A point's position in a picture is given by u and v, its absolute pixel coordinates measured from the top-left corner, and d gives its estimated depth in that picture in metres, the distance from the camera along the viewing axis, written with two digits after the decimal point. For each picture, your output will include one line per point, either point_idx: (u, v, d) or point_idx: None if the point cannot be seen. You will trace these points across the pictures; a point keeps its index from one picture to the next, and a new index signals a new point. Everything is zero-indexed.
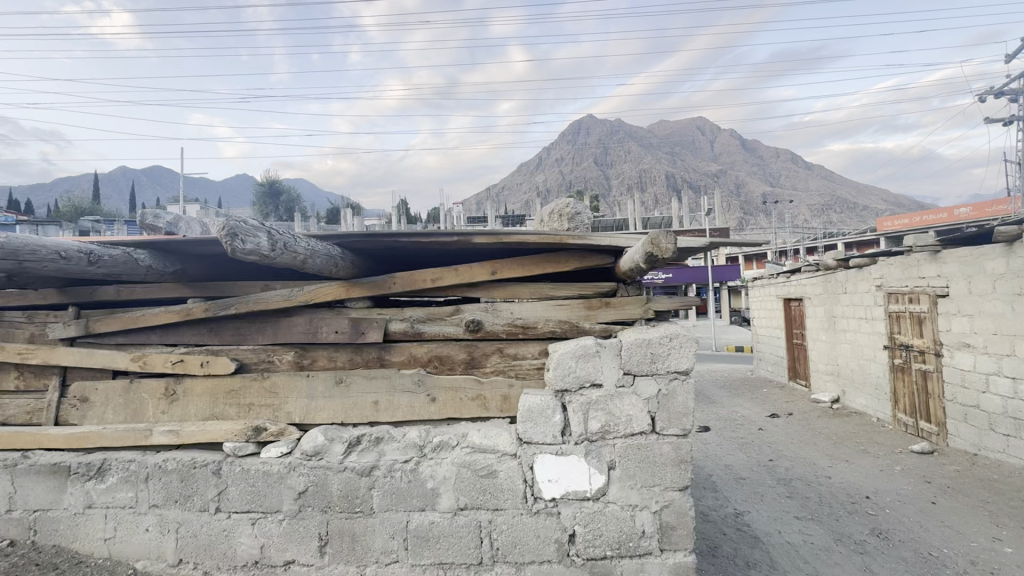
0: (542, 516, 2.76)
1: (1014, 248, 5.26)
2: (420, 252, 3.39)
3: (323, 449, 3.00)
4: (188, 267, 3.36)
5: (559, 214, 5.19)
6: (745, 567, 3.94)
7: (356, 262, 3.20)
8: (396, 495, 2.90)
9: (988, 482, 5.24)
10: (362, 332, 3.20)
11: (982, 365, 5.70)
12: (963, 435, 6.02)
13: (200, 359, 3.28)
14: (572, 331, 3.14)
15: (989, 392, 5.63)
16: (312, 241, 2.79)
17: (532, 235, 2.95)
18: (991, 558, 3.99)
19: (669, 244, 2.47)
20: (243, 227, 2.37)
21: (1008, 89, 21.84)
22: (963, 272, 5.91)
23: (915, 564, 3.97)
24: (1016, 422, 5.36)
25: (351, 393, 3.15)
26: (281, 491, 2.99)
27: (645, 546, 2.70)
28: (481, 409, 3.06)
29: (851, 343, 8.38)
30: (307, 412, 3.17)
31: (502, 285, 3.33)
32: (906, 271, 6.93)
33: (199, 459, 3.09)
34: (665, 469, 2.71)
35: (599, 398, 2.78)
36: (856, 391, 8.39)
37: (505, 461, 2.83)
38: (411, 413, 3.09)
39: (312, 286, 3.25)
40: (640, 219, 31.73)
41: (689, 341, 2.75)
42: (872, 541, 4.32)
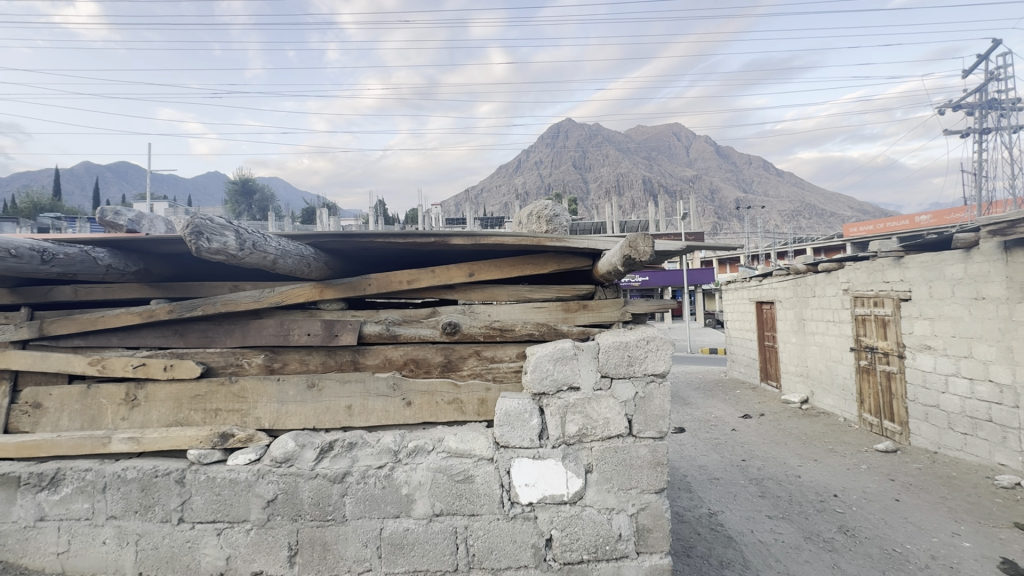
0: (518, 520, 2.73)
1: (971, 255, 5.50)
2: (396, 254, 3.33)
3: (293, 456, 2.90)
4: (152, 266, 3.22)
5: (536, 216, 5.17)
6: (719, 566, 3.99)
7: (330, 263, 3.12)
8: (370, 502, 2.83)
9: (947, 479, 5.45)
10: (335, 335, 3.12)
11: (942, 366, 5.94)
12: (925, 435, 6.25)
13: (163, 363, 3.14)
14: (550, 334, 3.12)
15: (948, 393, 5.85)
16: (283, 240, 2.70)
17: (510, 237, 2.93)
18: (951, 553, 4.13)
19: (647, 246, 2.47)
20: (209, 225, 2.28)
21: (966, 103, 22.97)
22: (924, 277, 6.15)
23: (881, 560, 4.08)
24: (973, 421, 5.60)
25: (323, 397, 3.07)
26: (249, 500, 2.89)
27: (622, 549, 2.70)
28: (458, 412, 3.02)
29: (820, 344, 8.63)
30: (278, 417, 3.07)
31: (479, 287, 3.29)
32: (871, 275, 7.18)
33: (161, 468, 2.95)
34: (641, 471, 2.72)
35: (577, 401, 2.77)
36: (824, 391, 8.63)
37: (482, 466, 2.79)
38: (386, 417, 3.03)
39: (283, 287, 3.15)
40: (617, 223, 32.12)
41: (666, 344, 2.77)
42: (839, 539, 4.44)
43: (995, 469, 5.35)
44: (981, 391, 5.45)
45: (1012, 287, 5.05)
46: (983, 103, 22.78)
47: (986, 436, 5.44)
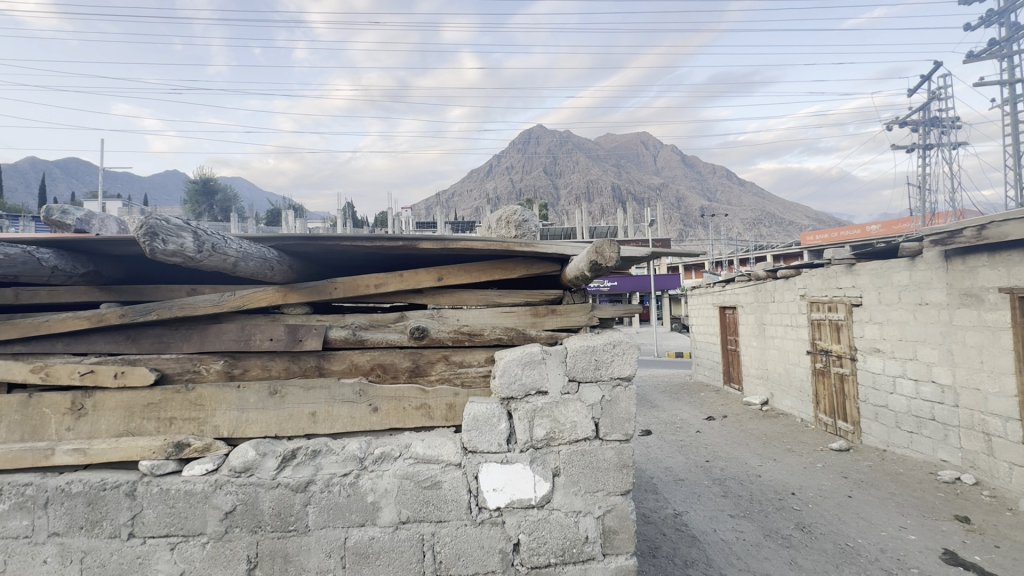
0: (486, 526, 2.73)
1: (915, 263, 5.85)
2: (364, 257, 3.29)
3: (254, 465, 2.81)
4: (102, 268, 3.07)
5: (506, 220, 5.20)
6: (684, 566, 4.08)
7: (295, 266, 3.05)
8: (334, 511, 2.77)
9: (895, 475, 5.75)
10: (299, 340, 3.04)
11: (890, 368, 6.27)
12: (875, 433, 6.58)
13: (113, 369, 2.99)
14: (519, 338, 3.13)
15: (896, 393, 6.18)
16: (246, 242, 2.62)
17: (479, 242, 2.93)
18: (898, 546, 4.34)
19: (613, 252, 2.52)
20: (165, 225, 2.20)
21: (912, 120, 24.46)
22: (874, 284, 6.49)
23: (834, 554, 4.26)
24: (918, 420, 5.92)
25: (286, 404, 2.99)
26: (205, 512, 2.77)
27: (589, 552, 2.72)
28: (426, 418, 3.00)
29: (779, 348, 8.97)
30: (237, 426, 2.97)
31: (448, 291, 3.30)
32: (826, 282, 7.52)
33: (110, 480, 2.81)
34: (607, 473, 2.76)
35: (545, 405, 2.79)
36: (782, 393, 8.97)
37: (450, 471, 2.77)
38: (351, 424, 2.97)
39: (245, 291, 3.06)
40: (586, 228, 32.56)
41: (632, 348, 2.82)
42: (796, 535, 4.61)
43: (938, 465, 5.67)
44: (925, 391, 5.77)
45: (952, 293, 5.39)
46: (926, 120, 24.27)
47: (930, 434, 5.75)
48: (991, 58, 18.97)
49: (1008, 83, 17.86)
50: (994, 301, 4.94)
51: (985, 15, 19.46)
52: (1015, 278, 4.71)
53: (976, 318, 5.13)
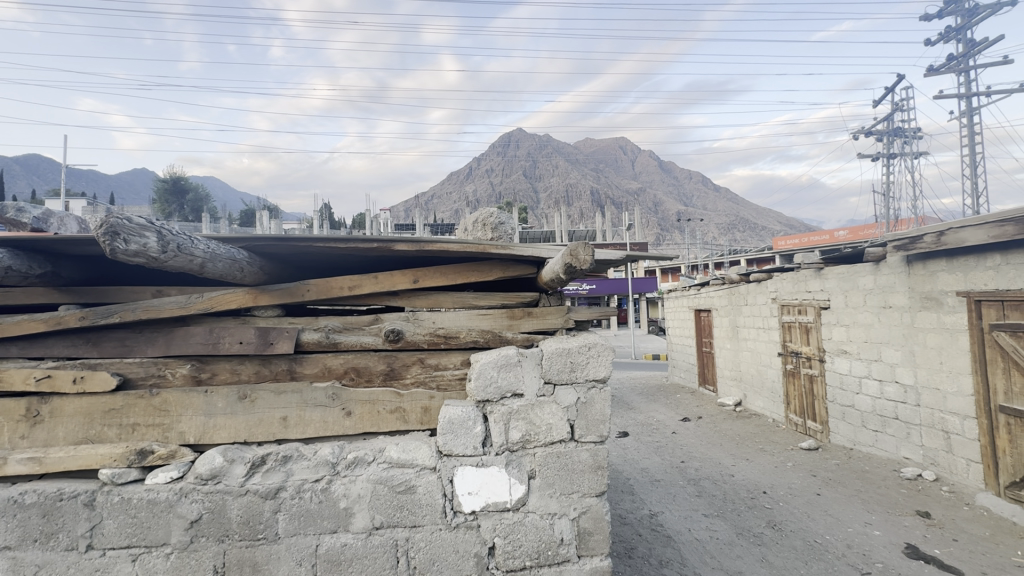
0: (461, 530, 2.71)
1: (879, 267, 6.07)
2: (338, 259, 3.24)
3: (221, 472, 2.73)
4: (61, 269, 2.95)
5: (483, 223, 5.20)
6: (659, 566, 4.12)
7: (266, 267, 2.98)
8: (305, 518, 2.71)
9: (861, 473, 5.93)
10: (270, 343, 2.97)
11: (856, 369, 6.47)
12: (842, 432, 6.78)
13: (72, 374, 2.86)
14: (495, 341, 3.12)
15: (862, 393, 6.39)
16: (214, 243, 2.55)
17: (455, 244, 2.92)
18: (864, 541, 4.48)
19: (587, 255, 2.54)
20: (127, 225, 2.13)
21: (877, 130, 25.41)
22: (841, 287, 6.70)
23: (804, 551, 4.37)
24: (882, 419, 6.12)
25: (256, 409, 2.91)
26: (170, 521, 2.68)
27: (564, 554, 2.73)
28: (400, 422, 2.96)
29: (751, 350, 9.18)
30: (204, 432, 2.88)
31: (423, 293, 3.27)
32: (796, 285, 7.74)
33: (67, 490, 2.69)
34: (582, 475, 2.77)
35: (520, 407, 2.79)
36: (755, 394, 9.18)
37: (425, 475, 2.74)
38: (324, 428, 2.92)
39: (213, 293, 2.98)
40: (565, 232, 32.80)
41: (606, 350, 2.85)
42: (767, 533, 4.71)
43: (902, 462, 5.87)
44: (889, 391, 5.97)
45: (914, 297, 5.60)
46: (890, 130, 25.24)
47: (894, 432, 5.96)
48: (949, 72, 19.86)
49: (965, 96, 18.71)
50: (952, 304, 5.16)
51: (944, 31, 20.37)
52: (972, 282, 4.92)
53: (936, 321, 5.34)
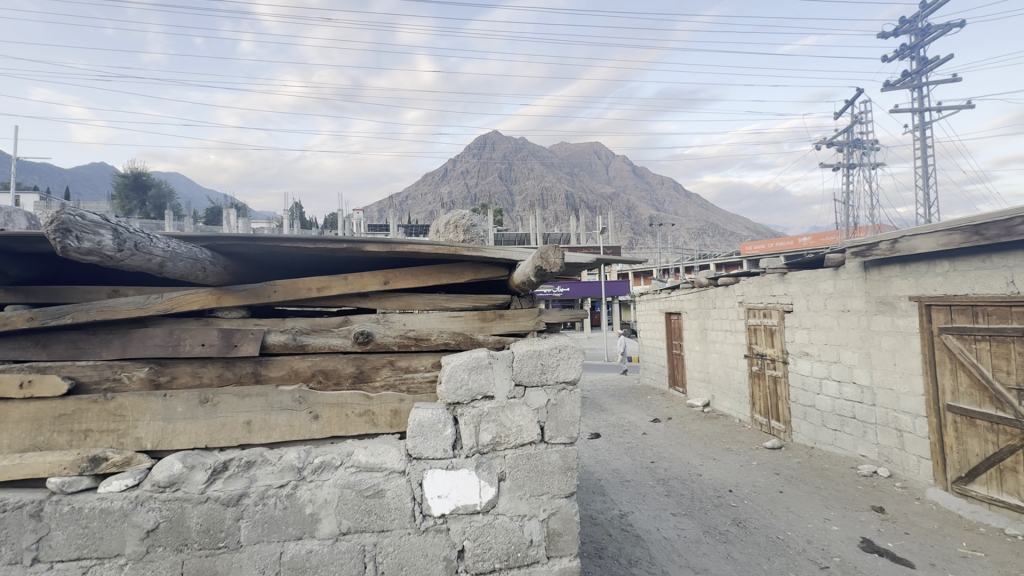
0: (430, 533, 2.68)
1: (838, 273, 6.33)
2: (307, 259, 3.18)
3: (180, 479, 2.64)
4: (7, 267, 2.80)
5: (457, 225, 5.20)
6: (628, 565, 4.18)
7: (230, 267, 2.90)
8: (269, 524, 2.64)
9: (821, 470, 6.16)
10: (234, 345, 2.89)
11: (817, 371, 6.72)
12: (804, 431, 7.03)
13: (19, 378, 2.72)
14: (466, 343, 3.12)
15: (822, 394, 6.65)
16: (174, 241, 2.47)
17: (426, 245, 2.90)
18: (823, 537, 4.65)
19: (558, 258, 2.56)
20: (80, 221, 2.04)
21: (838, 141, 26.51)
22: (803, 292, 6.96)
23: (766, 547, 4.50)
24: (841, 418, 6.38)
25: (218, 413, 2.82)
26: (124, 531, 2.58)
27: (533, 555, 2.74)
28: (369, 425, 2.91)
29: (719, 352, 9.43)
30: (162, 438, 2.77)
31: (394, 295, 3.23)
32: (761, 289, 7.99)
33: (11, 500, 2.55)
34: (552, 476, 2.79)
35: (491, 410, 2.79)
36: (722, 395, 9.42)
37: (393, 479, 2.71)
38: (290, 432, 2.85)
39: (174, 293, 2.88)
40: (540, 235, 32.97)
41: (576, 351, 2.88)
42: (732, 530, 4.84)
43: (858, 460, 6.12)
44: (847, 392, 6.22)
45: (870, 301, 5.86)
46: (850, 142, 26.35)
47: (851, 431, 6.20)
48: (904, 88, 20.87)
49: (918, 111, 19.69)
50: (905, 308, 5.42)
51: (900, 49, 21.44)
52: (923, 287, 5.19)
53: (890, 324, 5.60)
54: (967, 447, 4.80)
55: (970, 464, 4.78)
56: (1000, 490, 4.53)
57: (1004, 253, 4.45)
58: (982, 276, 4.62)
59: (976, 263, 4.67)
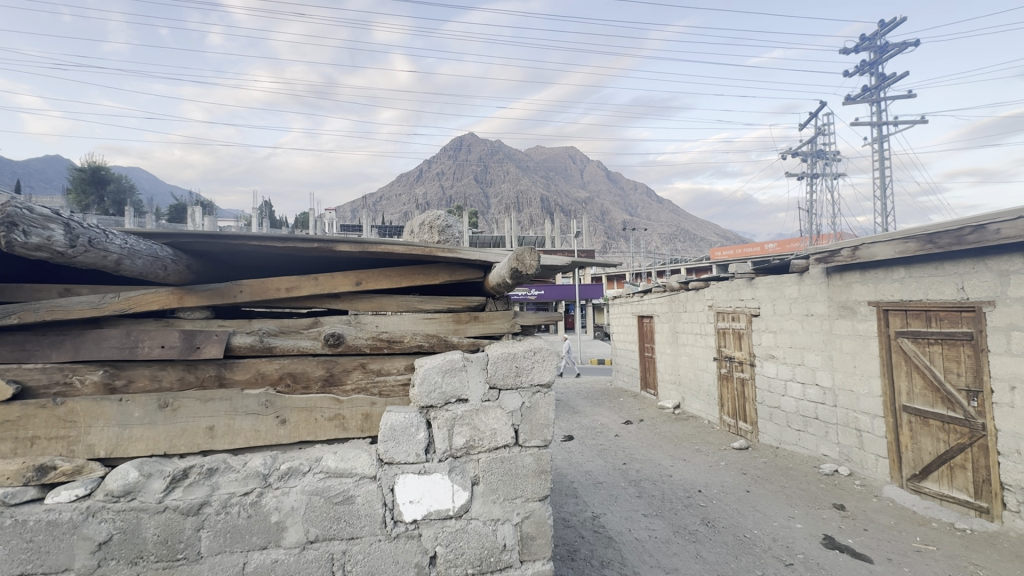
0: (401, 540, 2.63)
1: (803, 278, 6.54)
2: (275, 258, 3.08)
3: (136, 488, 2.51)
4: None
5: (430, 227, 5.17)
6: (600, 566, 4.20)
7: (193, 266, 2.78)
8: (231, 534, 2.54)
9: (786, 470, 6.34)
10: (196, 347, 2.77)
11: (782, 373, 6.93)
12: (769, 432, 7.24)
13: None
14: (440, 345, 3.07)
15: (787, 395, 6.85)
16: (133, 238, 2.36)
17: (400, 245, 2.85)
18: (787, 534, 4.78)
19: (533, 260, 2.55)
20: (27, 215, 1.92)
21: (802, 151, 27.54)
22: (770, 296, 7.17)
23: (734, 546, 4.60)
24: (805, 419, 6.58)
25: (179, 418, 2.70)
26: (74, 544, 2.44)
27: (506, 559, 2.71)
28: (339, 429, 2.84)
29: (689, 354, 9.62)
30: (117, 445, 2.63)
31: (366, 296, 3.17)
32: (730, 293, 8.19)
33: None
34: (526, 479, 2.77)
35: (464, 413, 2.76)
36: (692, 397, 9.61)
37: (364, 485, 2.64)
38: (255, 438, 2.75)
39: (133, 293, 2.75)
40: (515, 237, 33.02)
41: (551, 354, 2.87)
42: (702, 530, 4.93)
43: (820, 459, 6.32)
44: (810, 393, 6.43)
45: (832, 306, 6.08)
46: (813, 152, 27.38)
47: (814, 431, 6.41)
48: (864, 102, 21.80)
49: (876, 125, 20.61)
50: (864, 312, 5.64)
51: (860, 64, 22.38)
52: (882, 293, 5.41)
53: (851, 328, 5.81)
54: (921, 446, 5.03)
55: (923, 461, 5.00)
56: (951, 487, 4.76)
57: (955, 261, 4.68)
58: (935, 283, 4.85)
59: (929, 270, 4.90)
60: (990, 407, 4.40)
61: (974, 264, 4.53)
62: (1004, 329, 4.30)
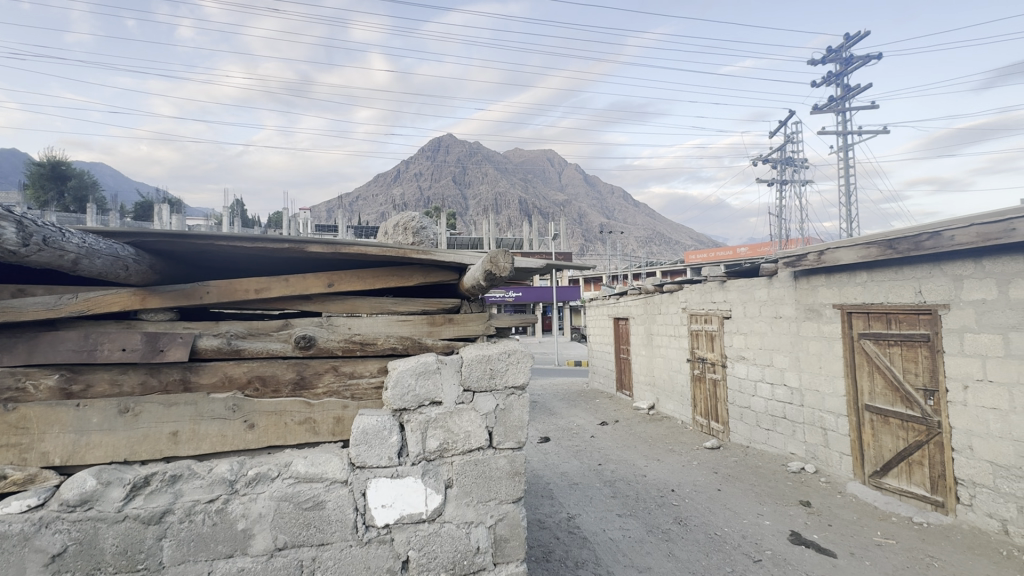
0: (373, 545, 2.60)
1: (772, 282, 6.73)
2: (244, 258, 3.00)
3: (93, 497, 2.41)
4: None
5: (405, 227, 5.13)
6: (574, 567, 4.24)
7: (156, 266, 2.69)
8: (195, 543, 2.47)
9: (755, 468, 6.51)
10: (160, 350, 2.67)
11: (752, 373, 7.12)
12: (740, 431, 7.42)
13: None
14: (414, 348, 3.04)
15: (756, 395, 7.04)
16: (91, 237, 2.27)
17: (373, 247, 2.82)
18: (756, 531, 4.90)
19: (507, 262, 2.55)
20: None
21: (773, 158, 28.36)
22: (741, 299, 7.35)
23: (705, 544, 4.69)
24: (773, 418, 6.76)
25: (141, 424, 2.61)
26: (25, 557, 2.33)
27: (479, 563, 2.71)
28: (310, 433, 2.79)
29: (664, 356, 9.79)
30: (74, 452, 2.52)
31: (339, 297, 3.12)
32: (703, 296, 8.37)
33: None
34: (500, 482, 2.77)
35: (438, 416, 2.74)
36: (666, 398, 9.77)
37: (335, 489, 2.60)
38: (222, 443, 2.68)
39: (92, 293, 2.65)
40: (493, 239, 33.02)
41: (525, 356, 2.88)
42: (674, 529, 5.01)
43: (788, 457, 6.51)
44: (779, 393, 6.62)
45: (799, 308, 6.27)
46: (782, 159, 28.22)
47: (782, 430, 6.60)
48: (830, 112, 22.58)
49: (842, 134, 21.36)
50: (829, 315, 5.84)
51: (827, 75, 23.17)
52: (845, 296, 5.61)
53: (816, 330, 6.01)
54: (881, 443, 5.23)
55: (884, 458, 5.21)
56: (909, 482, 4.95)
57: (913, 266, 4.88)
58: (895, 287, 5.05)
59: (889, 274, 5.10)
60: (945, 405, 4.60)
61: (930, 269, 4.73)
62: (958, 331, 4.51)
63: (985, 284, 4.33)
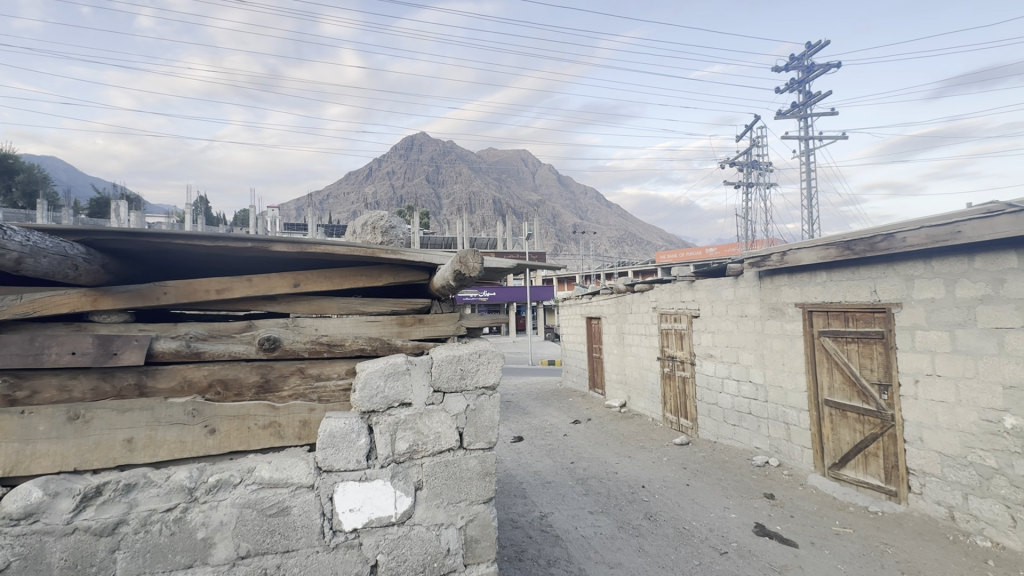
0: (340, 550, 2.55)
1: (738, 282, 6.92)
2: (204, 257, 2.90)
3: (40, 509, 2.29)
4: None
5: (375, 226, 5.05)
6: (547, 565, 4.25)
7: (109, 266, 2.57)
8: (152, 554, 2.38)
9: (722, 463, 6.69)
10: (113, 353, 2.55)
11: (719, 370, 7.31)
12: (707, 427, 7.60)
13: None
14: (383, 349, 3.00)
15: (723, 392, 7.23)
16: (36, 235, 2.16)
17: (340, 246, 2.77)
18: (723, 524, 5.04)
19: (476, 262, 2.54)
20: None
21: (739, 162, 29.21)
22: (709, 298, 7.53)
23: (674, 538, 4.79)
24: (739, 414, 6.96)
25: (91, 432, 2.48)
26: None
27: (450, 564, 2.69)
28: (275, 437, 2.72)
29: (635, 354, 9.95)
30: (18, 462, 2.39)
31: (305, 298, 3.05)
32: (673, 296, 8.54)
33: None
34: (470, 482, 2.76)
35: (408, 417, 2.71)
36: (637, 396, 9.93)
37: (300, 495, 2.53)
38: (181, 450, 2.58)
39: (39, 294, 2.51)
40: (467, 239, 32.89)
41: (495, 357, 2.88)
42: (644, 524, 5.10)
43: (753, 451, 6.71)
44: (744, 389, 6.82)
45: (764, 307, 6.47)
46: (748, 163, 29.09)
47: (748, 425, 6.80)
48: (793, 117, 23.38)
49: (804, 139, 22.16)
50: (791, 313, 6.05)
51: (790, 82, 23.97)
52: (806, 295, 5.82)
53: (780, 328, 6.22)
54: (840, 436, 5.45)
55: (842, 450, 5.42)
56: (866, 473, 5.17)
57: (868, 266, 5.11)
58: (852, 286, 5.27)
59: (847, 274, 5.32)
60: (898, 399, 4.82)
61: (884, 270, 4.96)
62: (909, 328, 4.74)
63: (933, 283, 4.56)
